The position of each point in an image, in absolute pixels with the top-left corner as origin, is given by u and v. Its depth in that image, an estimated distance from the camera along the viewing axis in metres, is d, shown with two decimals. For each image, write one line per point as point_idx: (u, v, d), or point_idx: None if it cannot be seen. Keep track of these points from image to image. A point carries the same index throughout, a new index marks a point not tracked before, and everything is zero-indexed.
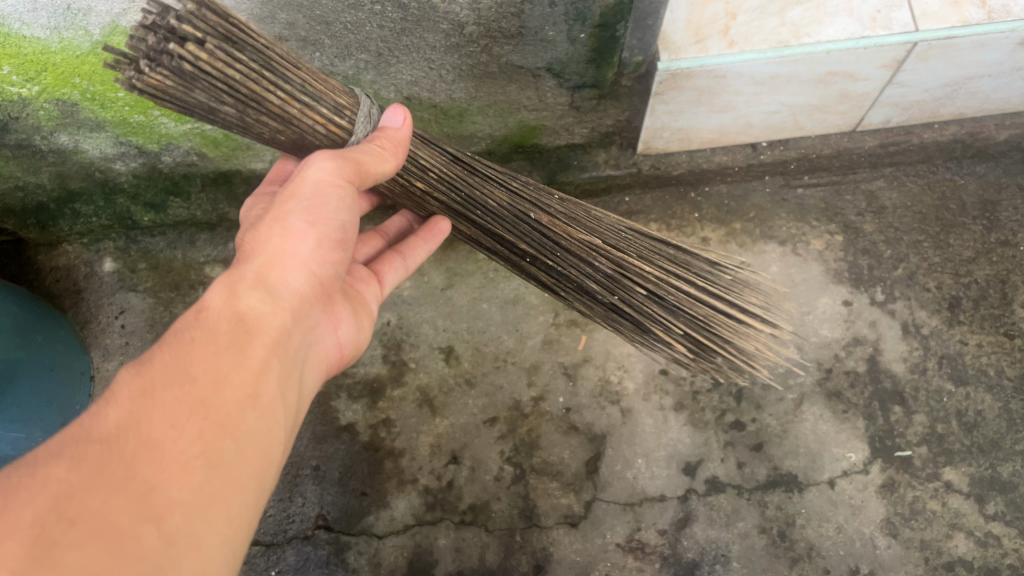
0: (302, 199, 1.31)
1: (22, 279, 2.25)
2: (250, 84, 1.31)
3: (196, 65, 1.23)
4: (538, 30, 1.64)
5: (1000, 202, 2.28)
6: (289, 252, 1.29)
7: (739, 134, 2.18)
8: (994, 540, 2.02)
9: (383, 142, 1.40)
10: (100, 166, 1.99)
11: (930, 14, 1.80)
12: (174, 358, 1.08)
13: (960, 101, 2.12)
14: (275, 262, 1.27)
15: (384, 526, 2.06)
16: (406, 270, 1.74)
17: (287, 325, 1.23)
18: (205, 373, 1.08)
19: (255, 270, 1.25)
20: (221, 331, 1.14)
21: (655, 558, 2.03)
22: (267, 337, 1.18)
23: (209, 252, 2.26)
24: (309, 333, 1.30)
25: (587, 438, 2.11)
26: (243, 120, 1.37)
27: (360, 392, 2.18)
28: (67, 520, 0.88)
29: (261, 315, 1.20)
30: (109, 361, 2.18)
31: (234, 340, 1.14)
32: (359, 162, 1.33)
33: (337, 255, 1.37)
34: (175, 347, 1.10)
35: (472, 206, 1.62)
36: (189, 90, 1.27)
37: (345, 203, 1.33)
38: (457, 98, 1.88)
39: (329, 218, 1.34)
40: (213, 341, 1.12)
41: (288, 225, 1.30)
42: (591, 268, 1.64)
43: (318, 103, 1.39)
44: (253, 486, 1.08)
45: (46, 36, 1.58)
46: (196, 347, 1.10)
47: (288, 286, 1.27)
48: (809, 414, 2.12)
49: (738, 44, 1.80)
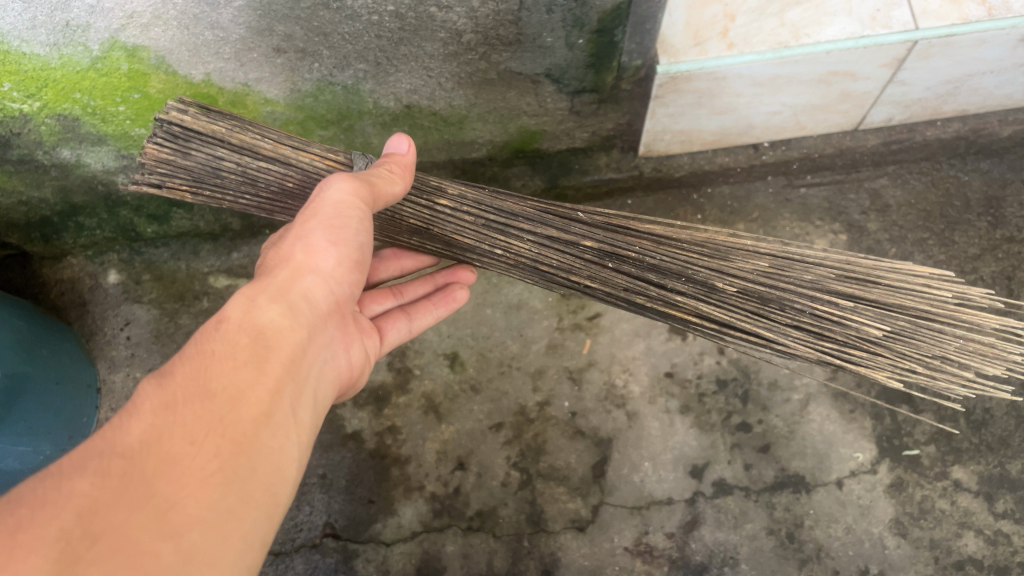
0: (322, 218, 1.29)
1: (27, 292, 2.26)
2: (238, 135, 1.53)
3: (185, 128, 1.52)
4: (537, 36, 1.64)
5: (1005, 198, 2.27)
6: (307, 270, 1.30)
7: (741, 135, 2.16)
8: (1004, 538, 2.01)
9: (392, 166, 1.44)
10: (103, 180, 1.99)
11: (930, 12, 1.79)
12: (195, 372, 1.09)
13: (964, 97, 2.10)
14: (293, 278, 1.29)
15: (392, 533, 2.07)
16: (409, 332, 1.79)
17: (301, 343, 1.24)
18: (225, 390, 1.09)
19: (273, 286, 1.27)
20: (240, 347, 1.15)
21: (664, 562, 2.03)
22: (283, 354, 1.20)
23: (213, 263, 2.26)
24: (322, 350, 1.32)
25: (594, 442, 2.11)
26: (243, 171, 1.56)
27: (365, 400, 2.17)
28: (91, 535, 0.89)
29: (278, 333, 1.21)
30: (115, 373, 2.19)
31: (252, 357, 1.15)
32: (374, 184, 1.35)
33: (353, 274, 1.38)
34: (197, 360, 1.11)
35: (504, 215, 1.63)
36: (187, 153, 1.54)
37: (364, 222, 1.33)
38: (457, 105, 1.88)
39: (349, 238, 1.33)
40: (232, 356, 1.13)
41: (307, 240, 1.30)
42: (661, 258, 1.58)
43: (308, 146, 1.57)
44: (268, 503, 1.07)
45: (46, 52, 1.60)
46: (216, 362, 1.11)
47: (305, 303, 1.28)
48: (816, 414, 2.11)
49: (737, 46, 1.79)
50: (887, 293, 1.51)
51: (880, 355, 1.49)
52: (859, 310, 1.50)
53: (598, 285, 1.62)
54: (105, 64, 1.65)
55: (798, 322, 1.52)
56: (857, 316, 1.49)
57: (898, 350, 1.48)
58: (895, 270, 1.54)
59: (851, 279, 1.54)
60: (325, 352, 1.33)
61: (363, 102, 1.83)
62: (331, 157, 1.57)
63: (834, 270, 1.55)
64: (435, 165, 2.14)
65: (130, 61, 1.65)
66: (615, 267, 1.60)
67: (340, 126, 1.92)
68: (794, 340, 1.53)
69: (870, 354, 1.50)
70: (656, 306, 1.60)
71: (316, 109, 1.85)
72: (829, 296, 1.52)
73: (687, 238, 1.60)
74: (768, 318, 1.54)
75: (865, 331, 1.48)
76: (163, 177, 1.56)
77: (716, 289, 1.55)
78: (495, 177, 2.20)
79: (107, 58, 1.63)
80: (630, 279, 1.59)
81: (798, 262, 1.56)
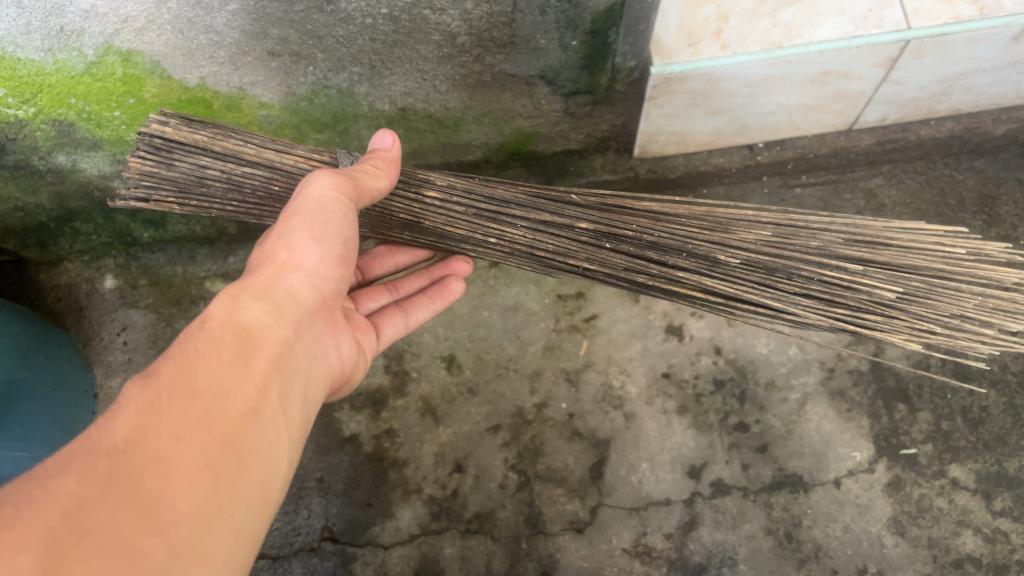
0: (305, 215, 1.30)
1: (24, 298, 2.26)
2: (220, 142, 1.57)
3: (167, 139, 1.57)
4: (530, 38, 1.65)
5: (999, 197, 2.28)
6: (295, 265, 1.30)
7: (735, 135, 2.16)
8: (1003, 536, 2.02)
9: (377, 161, 1.46)
10: (99, 185, 1.99)
11: (921, 12, 1.81)
12: (178, 372, 1.09)
13: (957, 96, 2.11)
14: (278, 275, 1.29)
15: (389, 536, 2.06)
16: (406, 325, 1.80)
17: (288, 339, 1.25)
18: (210, 387, 1.09)
19: (258, 284, 1.27)
20: (224, 345, 1.16)
21: (662, 562, 2.03)
22: (269, 351, 1.20)
23: (210, 267, 2.26)
24: (310, 347, 1.32)
25: (591, 443, 2.11)
26: (228, 178, 1.59)
27: (362, 403, 2.17)
28: (77, 533, 0.88)
29: (264, 329, 1.22)
30: (112, 379, 2.19)
31: (237, 354, 1.16)
32: (358, 180, 1.37)
33: (340, 270, 1.39)
34: (181, 359, 1.12)
35: (494, 204, 1.64)
36: (171, 163, 1.58)
37: (348, 219, 1.33)
38: (452, 107, 1.88)
39: (334, 234, 1.33)
40: (217, 354, 1.14)
41: (291, 238, 1.30)
42: (658, 235, 1.58)
43: (291, 147, 1.59)
44: (259, 499, 1.07)
45: (40, 58, 1.60)
46: (200, 361, 1.12)
47: (291, 300, 1.29)
48: (813, 413, 2.12)
49: (730, 47, 1.80)
50: (898, 254, 1.51)
51: (897, 318, 1.50)
52: (870, 272, 1.50)
53: (597, 267, 1.61)
54: (99, 69, 1.65)
55: (808, 288, 1.53)
56: (868, 279, 1.50)
57: (914, 306, 1.49)
58: (902, 230, 1.53)
59: (860, 242, 1.54)
60: (313, 349, 1.34)
61: (357, 105, 1.83)
62: (315, 156, 1.59)
63: (841, 235, 1.55)
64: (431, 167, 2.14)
65: (125, 66, 1.65)
66: (612, 247, 1.60)
67: (335, 129, 1.92)
68: (805, 307, 1.53)
69: (886, 317, 1.50)
70: (659, 284, 1.59)
71: (311, 112, 1.85)
72: (837, 262, 1.52)
73: (685, 213, 1.60)
74: (778, 288, 1.54)
75: (878, 293, 1.49)
76: (149, 190, 1.59)
77: (720, 261, 1.55)
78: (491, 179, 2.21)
79: (101, 63, 1.64)
80: (629, 258, 1.59)
81: (802, 229, 1.56)
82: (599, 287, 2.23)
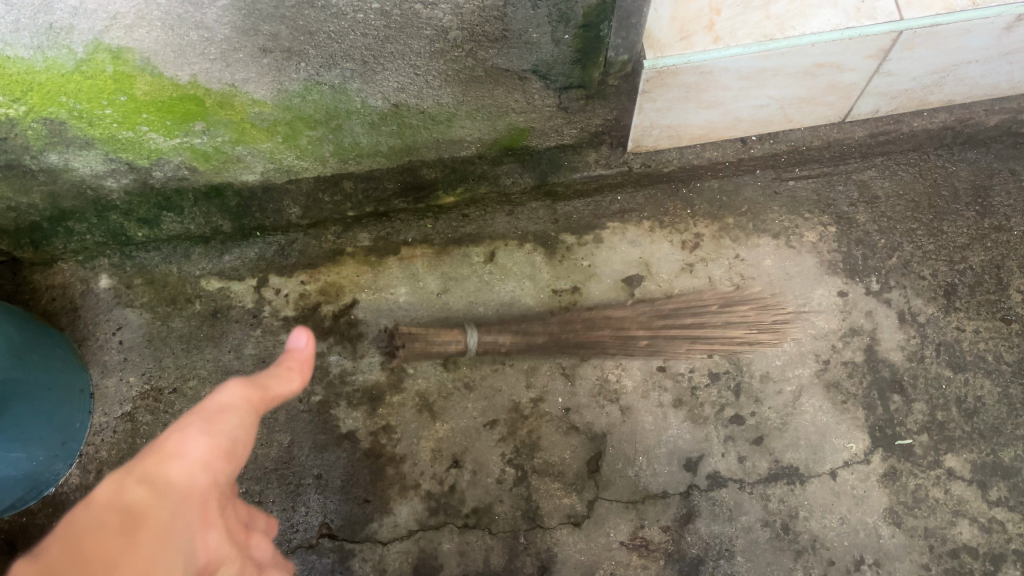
0: (203, 416, 1.14)
1: (18, 298, 2.25)
2: None
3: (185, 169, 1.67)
4: (523, 32, 1.65)
5: (992, 188, 2.28)
6: (181, 452, 1.08)
7: (729, 129, 2.16)
8: (998, 526, 2.03)
9: (287, 367, 1.29)
10: (92, 184, 1.99)
11: (913, 3, 1.83)
12: (61, 553, 0.84)
13: (949, 88, 2.12)
14: (159, 465, 1.05)
15: (388, 532, 2.07)
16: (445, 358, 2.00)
17: (184, 515, 1.03)
18: (101, 563, 0.86)
19: (138, 468, 1.03)
20: (111, 519, 0.92)
21: (660, 555, 2.04)
22: (163, 525, 0.98)
23: (205, 266, 2.25)
24: (206, 537, 1.09)
25: (588, 438, 2.12)
26: None
27: (359, 400, 2.16)
28: None
29: (154, 507, 0.99)
30: (108, 378, 2.19)
31: (127, 527, 0.93)
32: (269, 388, 1.23)
33: (231, 466, 1.15)
34: (57, 540, 0.86)
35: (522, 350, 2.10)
36: None
37: (244, 423, 1.17)
38: (445, 103, 1.87)
39: (228, 432, 1.14)
40: (100, 528, 0.90)
41: (183, 431, 1.10)
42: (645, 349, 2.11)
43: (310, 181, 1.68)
44: None
45: (30, 55, 1.60)
46: (82, 536, 0.88)
47: (184, 480, 1.06)
48: (809, 405, 2.12)
49: (723, 40, 1.82)
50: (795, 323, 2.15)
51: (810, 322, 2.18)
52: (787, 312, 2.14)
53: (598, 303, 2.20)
54: (89, 67, 1.65)
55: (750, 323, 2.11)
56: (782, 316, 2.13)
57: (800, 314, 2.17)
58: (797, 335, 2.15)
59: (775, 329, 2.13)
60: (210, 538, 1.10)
61: (350, 102, 1.82)
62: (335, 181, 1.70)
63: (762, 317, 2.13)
64: (424, 164, 2.10)
65: (115, 63, 1.65)
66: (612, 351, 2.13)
67: (328, 126, 1.89)
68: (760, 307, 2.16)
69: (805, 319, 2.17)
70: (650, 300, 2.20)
71: (304, 109, 1.83)
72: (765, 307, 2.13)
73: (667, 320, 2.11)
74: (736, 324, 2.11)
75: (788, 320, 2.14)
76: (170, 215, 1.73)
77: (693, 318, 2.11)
78: (485, 176, 2.13)
79: (91, 60, 1.64)
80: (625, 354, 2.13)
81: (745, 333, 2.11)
82: (594, 282, 2.24)
